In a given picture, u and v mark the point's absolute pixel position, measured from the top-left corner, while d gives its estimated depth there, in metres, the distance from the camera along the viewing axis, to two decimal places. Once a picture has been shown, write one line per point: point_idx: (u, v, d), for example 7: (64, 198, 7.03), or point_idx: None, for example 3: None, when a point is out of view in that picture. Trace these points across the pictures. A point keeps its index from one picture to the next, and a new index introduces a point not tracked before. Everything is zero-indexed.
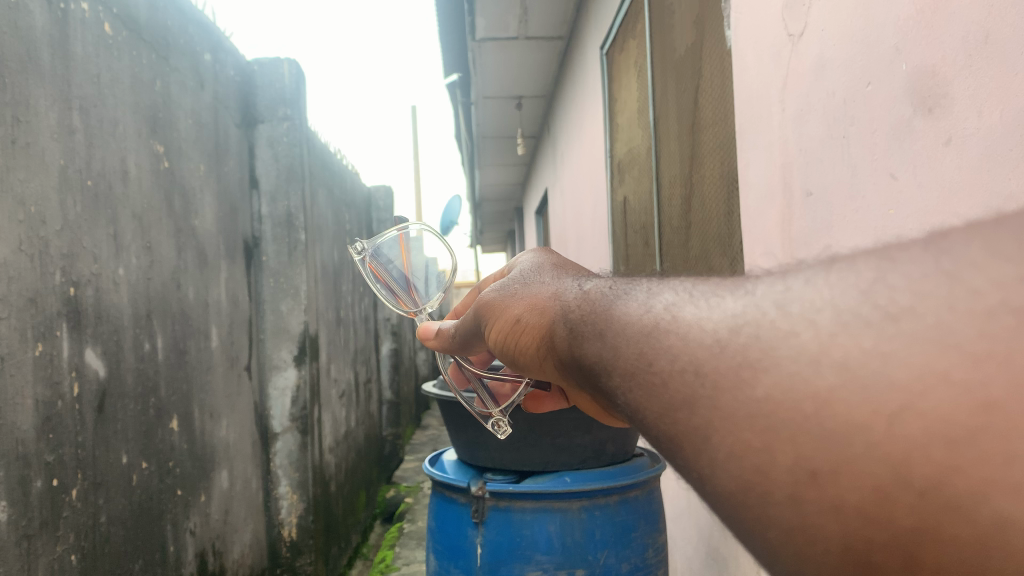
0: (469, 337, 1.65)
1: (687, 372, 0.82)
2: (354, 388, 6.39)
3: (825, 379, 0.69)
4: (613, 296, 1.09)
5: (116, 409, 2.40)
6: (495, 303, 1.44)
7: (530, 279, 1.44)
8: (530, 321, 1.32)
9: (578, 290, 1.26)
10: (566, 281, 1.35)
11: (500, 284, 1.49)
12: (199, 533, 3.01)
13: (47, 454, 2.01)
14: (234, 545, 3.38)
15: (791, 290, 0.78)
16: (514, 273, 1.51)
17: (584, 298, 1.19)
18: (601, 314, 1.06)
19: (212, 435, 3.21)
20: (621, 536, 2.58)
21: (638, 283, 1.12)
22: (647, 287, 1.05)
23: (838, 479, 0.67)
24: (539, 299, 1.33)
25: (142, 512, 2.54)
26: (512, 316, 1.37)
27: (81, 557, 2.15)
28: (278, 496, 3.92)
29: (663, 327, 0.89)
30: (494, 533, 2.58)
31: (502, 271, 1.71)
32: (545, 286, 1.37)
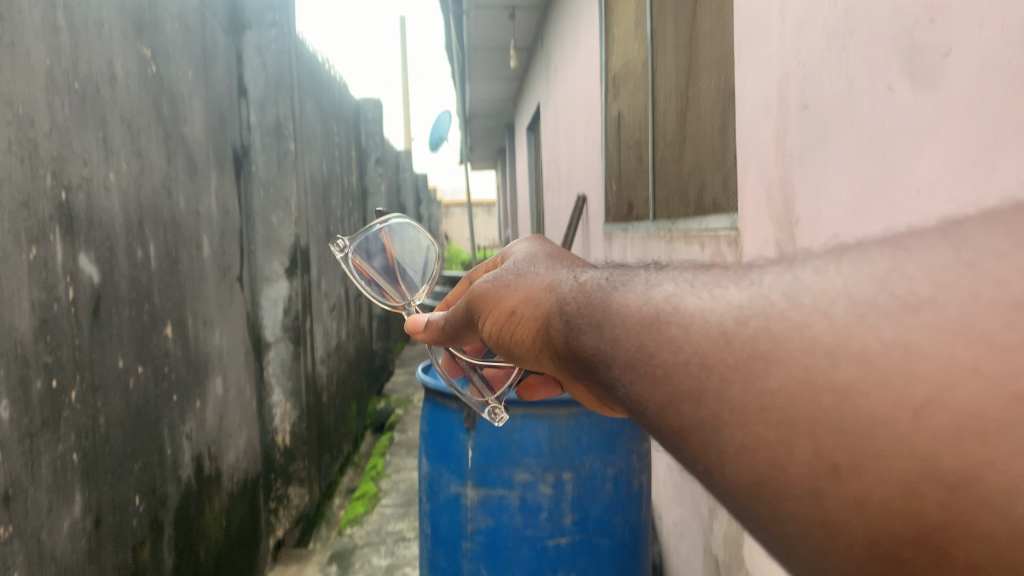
0: (457, 321, 1.65)
1: (692, 364, 0.85)
2: (344, 301, 6.44)
3: (844, 371, 0.71)
4: (612, 286, 1.12)
5: (112, 314, 2.43)
6: (489, 294, 1.46)
7: (524, 269, 1.46)
8: (525, 312, 1.34)
9: (574, 283, 1.27)
10: (560, 272, 1.38)
11: (491, 274, 1.52)
12: (195, 437, 3.08)
13: (45, 356, 2.04)
14: (229, 450, 3.46)
15: (800, 278, 0.81)
16: (506, 265, 1.53)
17: (580, 291, 1.21)
18: (600, 310, 1.09)
19: (206, 341, 3.25)
20: (606, 442, 2.66)
21: (633, 273, 1.14)
22: (646, 277, 1.09)
23: (862, 474, 0.68)
24: (536, 289, 1.35)
25: (140, 415, 2.59)
26: (506, 309, 1.40)
27: (82, 456, 2.20)
28: (271, 404, 3.98)
29: (665, 317, 0.93)
30: (485, 437, 2.63)
31: (496, 257, 1.74)
32: (541, 276, 1.39)
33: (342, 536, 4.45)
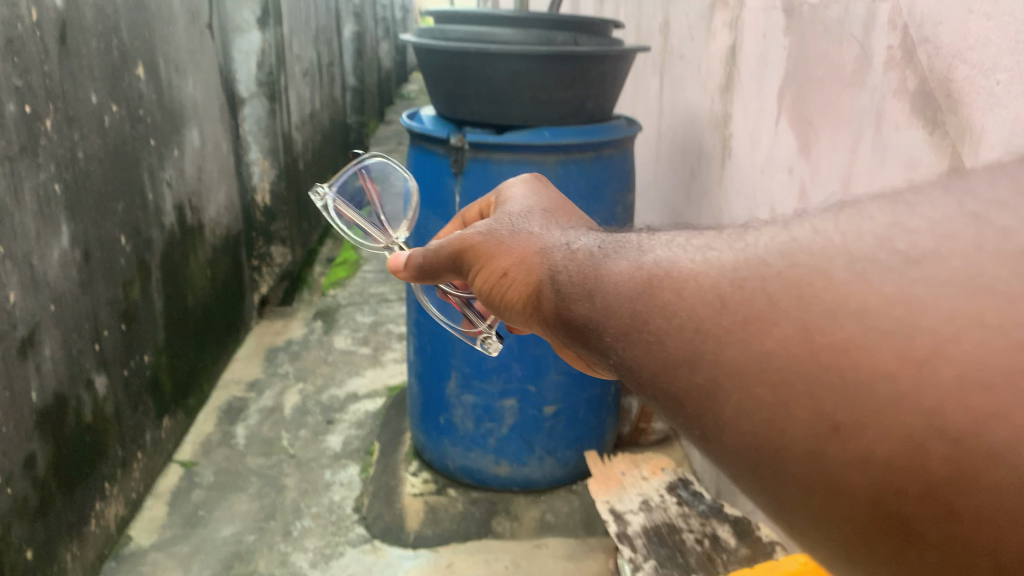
0: (438, 261, 1.40)
1: (687, 328, 0.70)
2: (318, 69, 6.19)
3: (843, 328, 0.59)
4: (606, 249, 0.94)
5: (79, 44, 2.30)
6: (484, 250, 1.26)
7: (519, 224, 1.25)
8: (517, 277, 1.14)
9: (564, 249, 1.07)
10: (555, 230, 1.18)
11: (487, 223, 1.32)
12: (175, 186, 3.05)
13: (15, 79, 1.94)
14: (210, 203, 3.44)
15: (798, 237, 0.67)
16: (502, 215, 1.33)
17: (574, 254, 1.02)
18: (592, 278, 0.90)
19: (179, 90, 3.12)
20: (593, 193, 2.30)
21: (630, 238, 0.95)
22: (643, 239, 0.91)
23: (864, 431, 0.57)
24: (528, 253, 1.14)
25: (119, 155, 2.54)
26: (496, 270, 1.19)
27: (64, 189, 2.17)
28: (249, 163, 3.94)
29: (656, 281, 0.77)
30: (473, 183, 2.24)
31: (495, 198, 1.53)
32: (534, 233, 1.19)
33: (326, 298, 4.55)
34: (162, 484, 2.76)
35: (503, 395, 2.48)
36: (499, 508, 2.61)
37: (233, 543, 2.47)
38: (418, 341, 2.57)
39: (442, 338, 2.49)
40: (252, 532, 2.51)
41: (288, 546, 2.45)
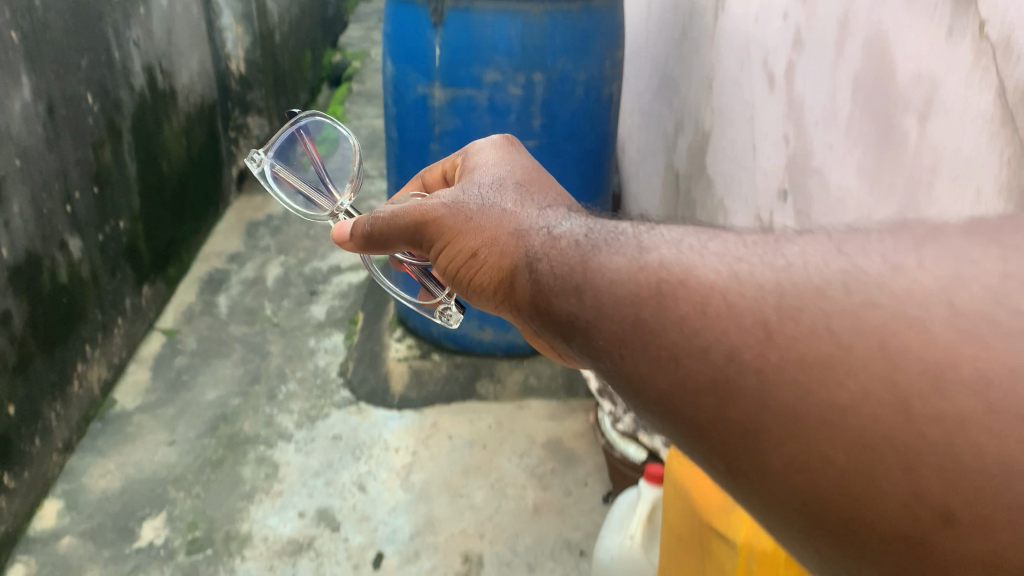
0: (393, 226, 1.22)
1: (718, 354, 0.62)
2: None
3: (955, 400, 0.50)
4: (600, 240, 0.84)
5: None
6: (451, 225, 1.12)
7: (488, 200, 1.13)
8: (490, 258, 1.02)
9: (544, 232, 0.96)
10: (533, 210, 1.05)
11: (453, 192, 1.19)
12: (143, 47, 2.90)
13: None
14: (181, 69, 3.30)
15: (862, 267, 0.60)
16: (470, 186, 1.21)
17: (559, 240, 0.91)
18: (585, 273, 0.79)
19: None
20: (582, 44, 2.20)
21: (621, 229, 0.86)
22: (640, 232, 0.82)
23: (983, 521, 0.48)
24: (501, 234, 1.02)
25: (80, 7, 2.39)
26: (466, 252, 1.06)
27: (22, 40, 2.05)
28: (222, 28, 3.75)
29: (673, 290, 0.68)
30: (455, 34, 2.13)
31: (461, 162, 1.39)
32: (510, 208, 1.08)
33: None
34: (145, 350, 2.75)
35: None
36: (482, 371, 2.63)
37: (218, 406, 2.48)
38: None
39: None
40: (237, 395, 2.52)
41: (273, 408, 2.47)
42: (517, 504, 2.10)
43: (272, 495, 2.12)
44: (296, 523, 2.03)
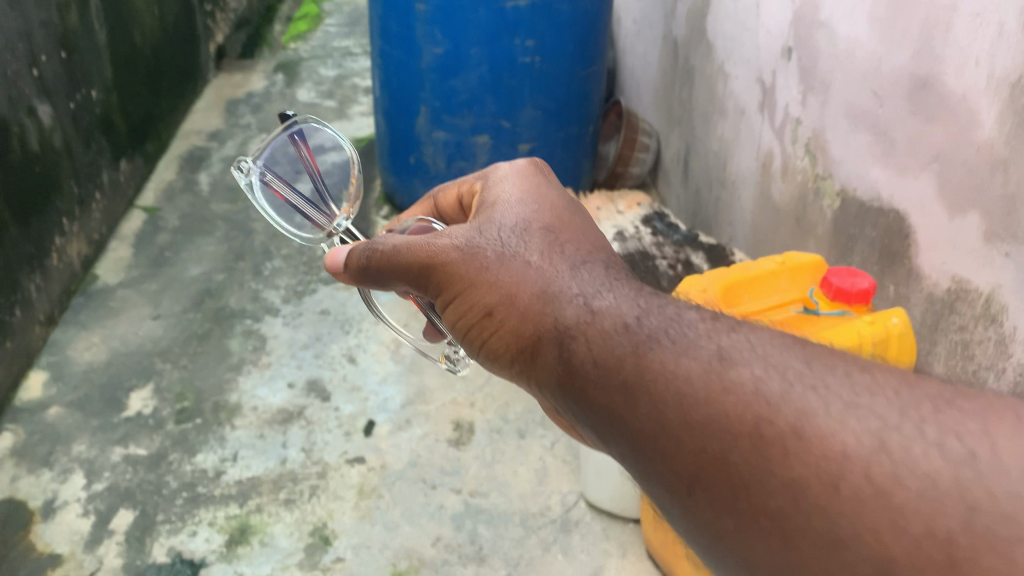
0: (393, 257, 1.03)
1: (849, 531, 0.62)
2: None
3: None
4: (678, 338, 0.79)
5: None
6: (465, 274, 0.97)
7: (511, 247, 0.98)
8: (509, 321, 0.93)
9: (580, 303, 0.89)
10: (567, 265, 0.95)
11: (472, 230, 1.02)
12: None
13: None
14: None
15: (996, 468, 0.60)
16: (492, 220, 1.04)
17: (615, 324, 0.84)
18: (652, 378, 0.77)
19: None
20: None
21: (695, 327, 0.81)
22: (722, 339, 0.78)
23: None
24: (528, 296, 0.92)
25: None
26: (479, 308, 0.96)
27: None
28: None
29: (784, 440, 0.67)
30: None
31: (479, 188, 1.14)
32: (551, 263, 0.95)
33: (287, 49, 4.27)
34: (126, 227, 2.68)
35: (475, 130, 2.37)
36: None
37: (203, 282, 2.43)
38: (384, 74, 2.41)
39: (411, 66, 2.32)
40: (222, 272, 2.47)
41: (259, 284, 2.42)
42: None
43: (261, 367, 2.10)
44: (285, 393, 2.02)
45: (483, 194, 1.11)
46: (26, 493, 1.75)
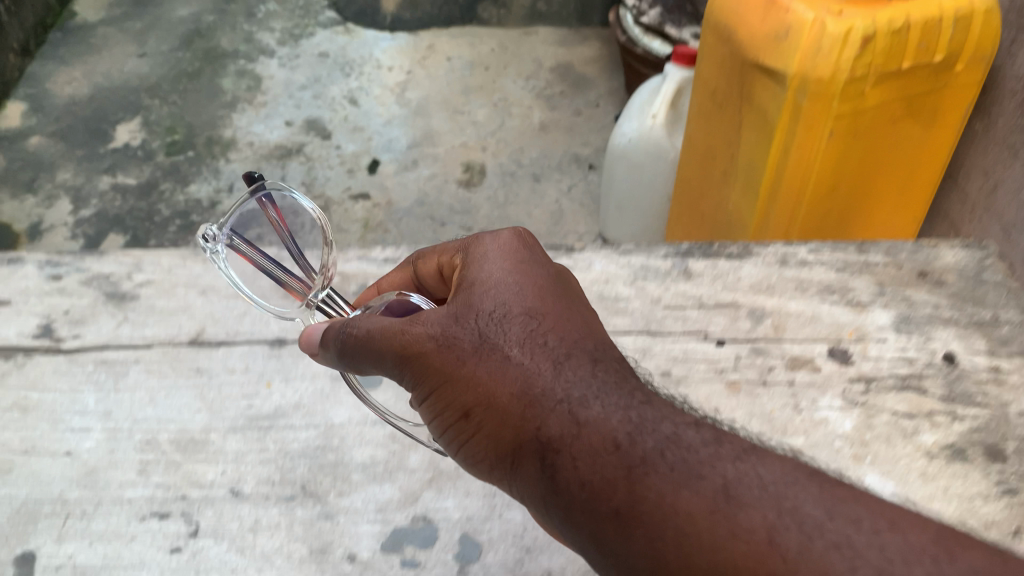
0: (361, 349, 0.54)
1: None
2: None
3: None
4: (679, 462, 0.44)
5: None
6: (444, 373, 0.51)
7: (468, 320, 0.53)
8: (476, 428, 0.51)
9: (568, 406, 0.48)
10: (572, 352, 0.51)
11: (449, 310, 0.53)
12: None
13: None
14: None
15: None
16: (468, 291, 0.54)
17: (603, 440, 0.46)
18: (643, 530, 0.43)
19: None
20: None
21: (702, 447, 0.45)
22: (730, 467, 0.44)
23: None
24: (498, 399, 0.50)
25: None
26: (452, 410, 0.51)
27: None
28: None
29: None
30: None
31: (450, 266, 0.59)
32: (535, 363, 0.50)
33: None
34: None
35: None
36: None
37: (191, 22, 2.21)
38: None
39: None
40: (212, 12, 2.24)
41: (252, 26, 2.20)
42: (522, 122, 1.88)
43: (255, 105, 1.93)
44: (282, 132, 1.86)
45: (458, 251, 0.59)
46: (10, 216, 1.65)
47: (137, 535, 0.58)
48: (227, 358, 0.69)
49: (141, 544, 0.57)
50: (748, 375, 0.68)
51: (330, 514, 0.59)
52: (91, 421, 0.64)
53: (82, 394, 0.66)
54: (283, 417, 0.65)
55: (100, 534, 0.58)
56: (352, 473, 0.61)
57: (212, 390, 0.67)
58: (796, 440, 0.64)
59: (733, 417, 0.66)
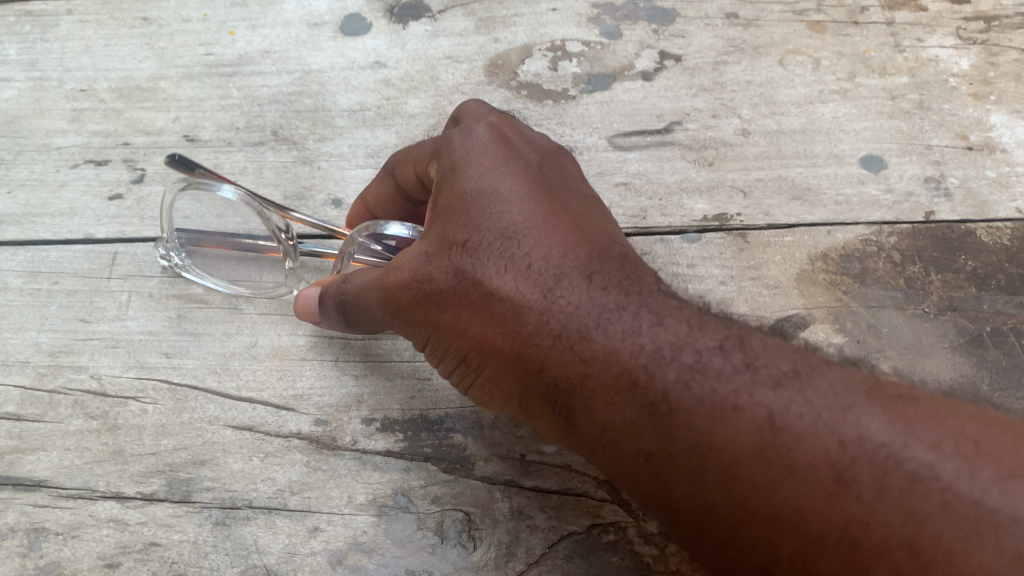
0: (349, 306, 0.71)
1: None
2: None
3: None
4: (702, 393, 0.56)
5: None
6: (436, 318, 0.66)
7: (461, 233, 0.66)
8: (489, 369, 0.66)
9: (571, 343, 0.61)
10: (551, 279, 0.64)
11: (424, 250, 0.67)
12: None
13: None
14: None
15: None
16: (449, 226, 0.67)
17: (617, 375, 0.59)
18: (678, 451, 0.56)
19: None
20: None
21: (727, 375, 0.57)
22: (771, 394, 0.55)
23: None
24: (494, 333, 0.64)
25: None
26: (453, 353, 0.67)
27: None
28: None
29: (892, 553, 0.49)
30: None
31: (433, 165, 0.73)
32: (529, 296, 0.63)
33: None
34: None
35: None
36: None
37: None
38: None
39: None
40: None
41: None
42: None
43: None
44: None
45: (432, 160, 0.73)
46: None
47: (70, 184, 0.94)
48: (181, 11, 1.11)
49: (72, 191, 0.94)
50: (837, 15, 1.12)
51: (307, 160, 0.98)
52: (114, 170, 0.96)
53: (66, 119, 1.00)
54: (195, 108, 1.02)
55: (145, 232, 0.90)
56: (337, 129, 1.01)
57: (239, 100, 1.03)
58: (903, 79, 1.07)
59: (821, 55, 1.09)
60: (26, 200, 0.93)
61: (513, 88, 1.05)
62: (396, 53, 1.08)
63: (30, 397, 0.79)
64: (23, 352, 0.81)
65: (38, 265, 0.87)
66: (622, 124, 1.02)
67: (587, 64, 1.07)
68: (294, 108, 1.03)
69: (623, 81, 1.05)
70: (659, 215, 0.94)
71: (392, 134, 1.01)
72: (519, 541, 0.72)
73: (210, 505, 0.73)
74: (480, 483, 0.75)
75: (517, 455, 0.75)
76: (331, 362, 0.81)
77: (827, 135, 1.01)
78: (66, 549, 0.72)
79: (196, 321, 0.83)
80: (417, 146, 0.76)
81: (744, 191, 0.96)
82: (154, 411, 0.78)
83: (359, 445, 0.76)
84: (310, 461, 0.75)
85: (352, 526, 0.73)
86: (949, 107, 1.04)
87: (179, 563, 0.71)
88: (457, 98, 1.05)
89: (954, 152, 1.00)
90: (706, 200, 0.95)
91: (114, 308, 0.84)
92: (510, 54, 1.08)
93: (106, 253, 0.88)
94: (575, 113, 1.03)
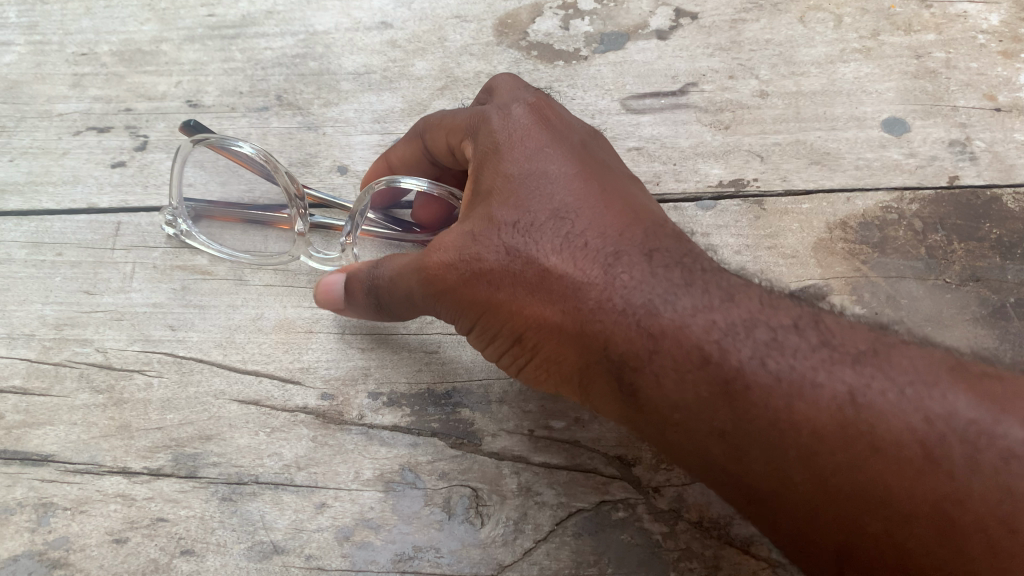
0: (382, 286, 0.69)
1: None
2: None
3: None
4: (777, 373, 0.54)
5: None
6: (484, 298, 0.64)
7: (512, 208, 0.64)
8: (546, 346, 0.63)
9: (635, 320, 0.59)
10: (612, 253, 0.62)
11: (469, 227, 0.65)
12: None
13: None
14: None
15: None
16: (497, 202, 0.65)
17: (685, 354, 0.57)
18: (757, 433, 0.54)
19: None
20: None
21: (802, 353, 0.55)
22: (849, 373, 0.54)
23: None
24: (552, 312, 0.61)
25: None
26: (505, 332, 0.65)
27: None
28: None
29: (987, 530, 0.48)
30: None
31: (471, 141, 0.71)
32: (587, 270, 0.61)
33: None
34: None
35: None
36: None
37: None
38: None
39: None
40: None
41: None
42: None
43: None
44: None
45: (472, 138, 0.71)
46: None
47: (72, 152, 0.94)
48: None
49: (74, 160, 0.93)
50: None
51: (313, 127, 0.96)
52: (117, 138, 0.95)
53: (68, 84, 1.00)
54: (199, 71, 1.01)
55: (148, 202, 0.90)
56: (342, 93, 0.99)
57: (243, 63, 1.02)
58: (930, 37, 1.04)
59: (843, 12, 1.07)
60: (28, 168, 0.92)
61: (524, 49, 1.03)
62: (403, 13, 1.07)
63: (36, 370, 0.79)
64: (29, 325, 0.81)
65: (42, 236, 0.87)
66: (636, 86, 0.99)
67: (600, 23, 1.05)
68: (298, 71, 1.02)
69: (637, 41, 1.03)
70: (673, 180, 0.91)
71: (399, 98, 0.99)
72: (527, 518, 0.72)
73: (216, 481, 0.73)
74: (488, 459, 0.75)
75: (526, 430, 0.76)
76: (337, 335, 0.81)
77: (847, 96, 0.99)
78: (75, 524, 0.71)
79: (201, 293, 0.84)
80: (442, 119, 0.76)
81: (758, 156, 0.94)
82: (159, 385, 0.78)
83: (366, 420, 0.76)
84: (317, 435, 0.76)
85: (359, 502, 0.73)
86: (977, 66, 1.02)
87: (186, 539, 0.71)
88: (466, 60, 1.03)
89: (981, 113, 0.98)
90: (719, 164, 0.93)
91: (119, 281, 0.84)
92: (520, 15, 1.06)
93: (113, 225, 0.88)
94: (587, 75, 1.01)
